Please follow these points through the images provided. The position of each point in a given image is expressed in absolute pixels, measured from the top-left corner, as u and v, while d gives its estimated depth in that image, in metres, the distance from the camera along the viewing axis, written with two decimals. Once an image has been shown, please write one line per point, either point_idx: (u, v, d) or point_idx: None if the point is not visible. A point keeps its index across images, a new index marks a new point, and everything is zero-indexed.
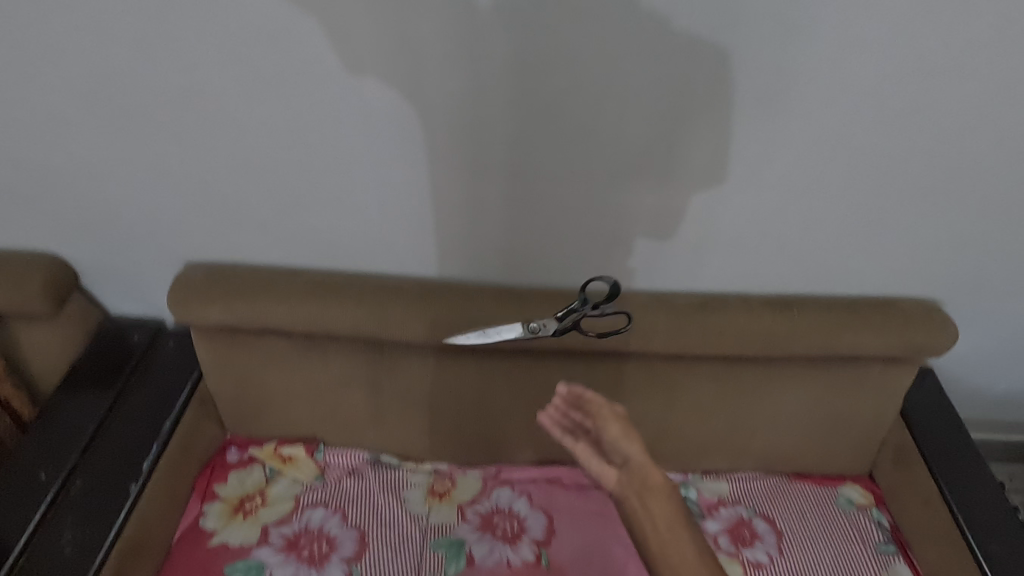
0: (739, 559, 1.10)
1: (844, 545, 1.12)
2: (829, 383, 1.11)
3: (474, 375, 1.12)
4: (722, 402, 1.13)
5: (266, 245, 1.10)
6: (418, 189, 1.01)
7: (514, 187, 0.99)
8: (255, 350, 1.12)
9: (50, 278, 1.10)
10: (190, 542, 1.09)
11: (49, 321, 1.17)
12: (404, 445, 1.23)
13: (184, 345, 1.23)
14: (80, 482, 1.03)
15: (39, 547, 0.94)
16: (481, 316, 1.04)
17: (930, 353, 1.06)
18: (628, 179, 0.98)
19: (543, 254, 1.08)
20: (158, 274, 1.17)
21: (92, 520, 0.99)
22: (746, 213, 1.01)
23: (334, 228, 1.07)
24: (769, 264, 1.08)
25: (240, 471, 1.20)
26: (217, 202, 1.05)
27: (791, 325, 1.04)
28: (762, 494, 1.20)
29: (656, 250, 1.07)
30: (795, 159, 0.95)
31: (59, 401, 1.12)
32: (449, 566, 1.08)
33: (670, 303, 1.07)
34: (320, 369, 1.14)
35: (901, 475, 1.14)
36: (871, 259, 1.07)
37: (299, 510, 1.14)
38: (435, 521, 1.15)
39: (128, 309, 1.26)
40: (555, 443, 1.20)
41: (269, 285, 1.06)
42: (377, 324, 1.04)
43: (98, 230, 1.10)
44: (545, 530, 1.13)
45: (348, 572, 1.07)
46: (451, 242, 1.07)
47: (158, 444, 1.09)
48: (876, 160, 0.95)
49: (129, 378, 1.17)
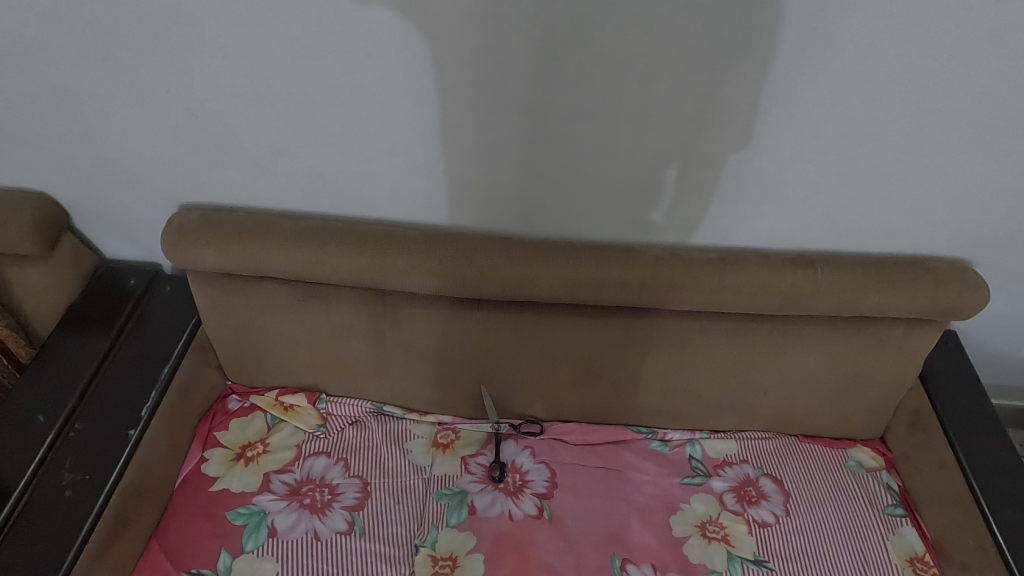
0: (744, 517, 1.09)
1: (852, 507, 1.10)
2: (848, 345, 1.07)
3: (479, 328, 1.08)
4: (736, 361, 1.10)
5: (263, 188, 1.05)
6: (422, 129, 0.94)
7: (526, 129, 0.93)
8: (254, 297, 1.08)
9: (39, 216, 1.06)
10: (192, 487, 1.08)
11: (42, 262, 1.12)
12: (407, 397, 1.20)
13: (182, 291, 1.21)
14: (79, 425, 1.02)
15: (40, 488, 0.94)
16: (488, 266, 0.99)
17: (957, 317, 1.01)
18: (649, 122, 0.91)
19: (554, 203, 1.03)
20: (152, 216, 1.12)
21: (93, 464, 0.98)
22: (772, 162, 0.95)
23: (333, 170, 1.01)
24: (793, 218, 1.02)
25: (242, 418, 1.18)
26: (210, 140, 0.99)
27: (813, 282, 0.99)
28: (769, 454, 1.18)
29: (674, 200, 1.01)
30: (831, 103, 0.88)
31: (56, 344, 1.10)
32: (450, 516, 1.08)
33: (687, 257, 1.02)
34: (321, 319, 1.10)
35: (916, 439, 1.11)
36: (903, 214, 1.01)
37: (301, 459, 1.14)
38: (438, 472, 1.13)
39: (123, 253, 1.22)
40: (562, 399, 1.17)
41: (266, 229, 1.01)
42: (378, 273, 1.00)
43: (88, 168, 1.05)
44: (548, 484, 1.12)
45: (349, 520, 1.06)
46: (456, 188, 1.02)
47: (157, 390, 1.08)
48: (918, 107, 0.88)
49: (126, 322, 1.14)
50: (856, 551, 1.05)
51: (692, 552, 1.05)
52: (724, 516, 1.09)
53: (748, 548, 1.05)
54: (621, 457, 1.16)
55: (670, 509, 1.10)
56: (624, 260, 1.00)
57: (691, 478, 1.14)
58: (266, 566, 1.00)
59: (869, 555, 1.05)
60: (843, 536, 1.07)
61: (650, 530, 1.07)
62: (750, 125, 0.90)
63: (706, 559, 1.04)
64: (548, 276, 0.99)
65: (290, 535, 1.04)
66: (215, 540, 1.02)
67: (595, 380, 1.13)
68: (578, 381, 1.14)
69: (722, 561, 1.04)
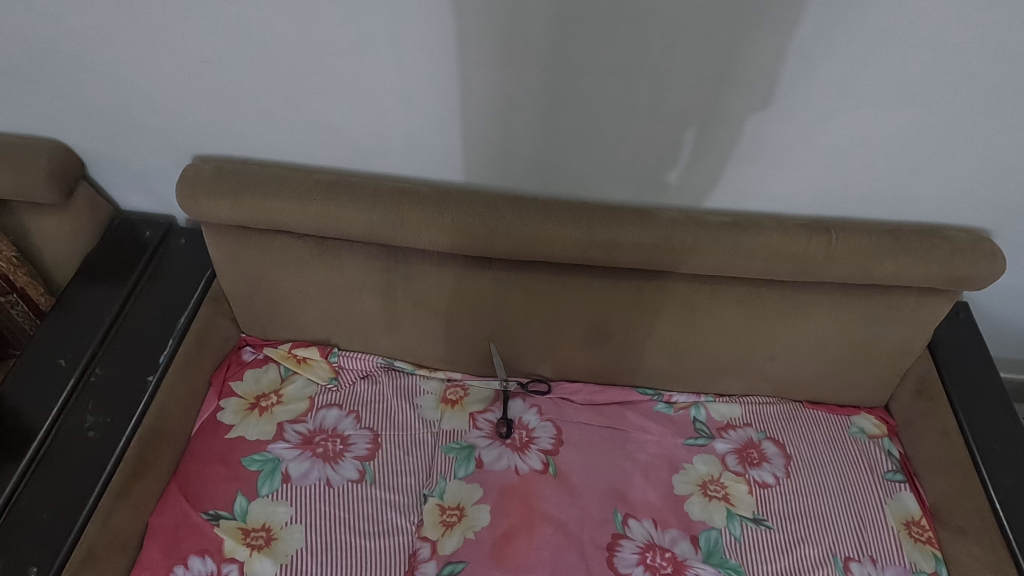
0: (745, 478, 1.11)
1: (852, 471, 1.12)
2: (858, 313, 1.07)
3: (490, 287, 1.09)
4: (745, 326, 1.10)
5: (277, 140, 1.05)
6: (437, 81, 0.93)
7: (543, 84, 0.91)
8: (267, 250, 1.09)
9: (55, 163, 1.06)
10: (208, 434, 1.11)
11: (59, 210, 1.13)
12: (417, 353, 1.22)
13: (196, 243, 1.22)
14: (100, 370, 1.05)
15: (65, 429, 0.98)
16: (501, 224, 0.99)
17: (970, 287, 1.00)
18: (669, 79, 0.89)
19: (569, 162, 1.02)
20: (167, 166, 1.13)
21: (114, 408, 1.02)
22: (793, 123, 0.93)
23: (348, 123, 1.00)
24: (811, 181, 1.01)
25: (256, 369, 1.21)
26: (224, 89, 0.98)
27: (827, 248, 0.98)
28: (773, 418, 1.19)
29: (690, 162, 1.00)
30: (858, 61, 0.85)
31: (75, 292, 1.12)
32: (458, 468, 1.11)
33: (700, 219, 1.01)
34: (334, 274, 1.11)
35: (920, 407, 1.12)
36: (924, 180, 0.99)
37: (314, 410, 1.17)
38: (447, 426, 1.16)
39: (138, 204, 1.23)
40: (570, 359, 1.18)
41: (280, 182, 1.02)
42: (391, 229, 1.00)
43: (102, 115, 1.05)
44: (553, 440, 1.14)
45: (361, 469, 1.10)
46: (471, 143, 1.01)
47: (174, 339, 1.11)
48: (948, 69, 0.85)
49: (143, 272, 1.16)
50: (854, 513, 1.08)
51: (692, 508, 1.08)
52: (725, 476, 1.11)
53: (748, 507, 1.08)
54: (627, 417, 1.18)
55: (672, 468, 1.12)
56: (637, 221, 1.00)
57: (695, 439, 1.16)
58: (281, 509, 1.04)
59: (866, 517, 1.07)
60: (842, 498, 1.09)
61: (652, 487, 1.10)
62: (772, 84, 0.88)
63: (706, 516, 1.07)
64: (560, 236, 0.98)
65: (303, 481, 1.07)
66: (232, 483, 1.06)
67: (603, 341, 1.14)
68: (587, 341, 1.15)
69: (722, 518, 1.07)
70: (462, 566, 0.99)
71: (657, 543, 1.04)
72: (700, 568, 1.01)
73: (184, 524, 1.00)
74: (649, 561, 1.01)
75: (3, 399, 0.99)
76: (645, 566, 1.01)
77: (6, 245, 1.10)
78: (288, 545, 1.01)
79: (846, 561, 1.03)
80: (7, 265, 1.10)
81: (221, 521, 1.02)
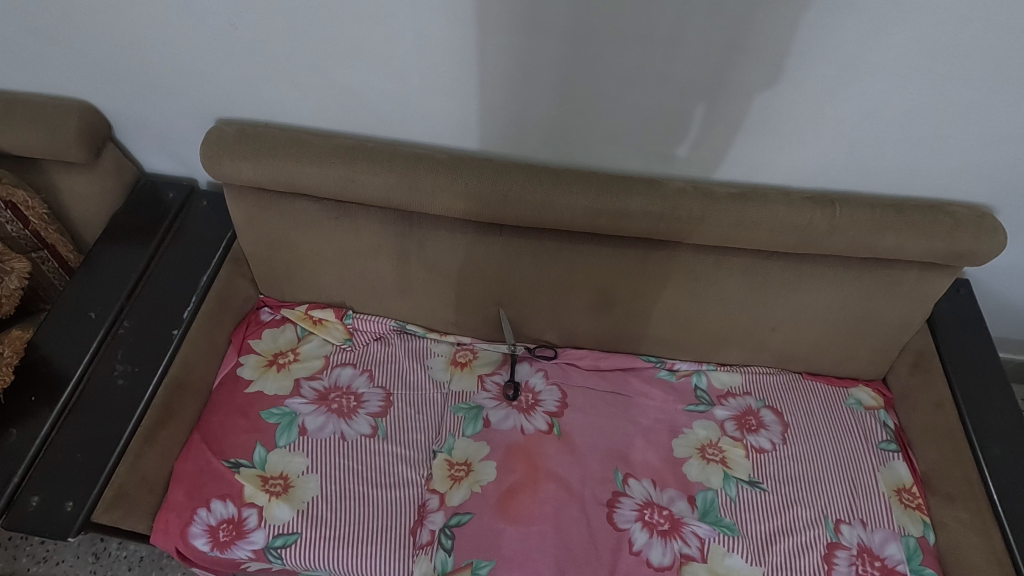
0: (742, 443, 1.15)
1: (847, 440, 1.16)
2: (859, 287, 1.10)
3: (501, 253, 1.13)
4: (748, 297, 1.13)
5: (298, 104, 1.09)
6: (454, 46, 0.95)
7: (558, 52, 0.93)
8: (286, 212, 1.13)
9: (84, 123, 1.11)
10: (229, 388, 1.16)
11: (88, 169, 1.18)
12: (429, 317, 1.26)
13: (217, 206, 1.26)
14: (128, 323, 1.10)
15: (95, 378, 1.04)
16: (513, 191, 1.02)
17: (970, 262, 1.02)
18: (680, 49, 0.91)
19: (581, 131, 1.05)
20: (191, 129, 1.17)
21: (141, 359, 1.07)
22: (802, 95, 0.95)
23: (366, 88, 1.03)
24: (817, 154, 1.03)
25: (274, 329, 1.26)
26: (247, 53, 1.01)
27: (830, 221, 1.01)
28: (772, 388, 1.23)
29: (699, 135, 1.02)
30: (869, 33, 0.86)
31: (103, 249, 1.17)
32: (467, 427, 1.15)
33: (707, 191, 1.03)
34: (350, 237, 1.14)
35: (917, 380, 1.16)
36: (929, 154, 1.01)
37: (329, 368, 1.22)
38: (456, 387, 1.21)
39: (162, 167, 1.28)
40: (577, 326, 1.22)
41: (300, 145, 1.05)
42: (406, 193, 1.03)
43: (129, 77, 1.09)
44: (558, 403, 1.18)
45: (373, 425, 1.15)
46: (486, 110, 1.04)
47: (197, 295, 1.16)
48: (959, 42, 0.86)
49: (167, 233, 1.21)
50: (847, 479, 1.12)
51: (690, 470, 1.12)
52: (723, 441, 1.16)
53: (744, 470, 1.12)
54: (630, 383, 1.22)
55: (672, 432, 1.17)
56: (646, 191, 1.02)
57: (695, 406, 1.20)
58: (297, 460, 1.10)
59: (858, 482, 1.11)
60: (836, 465, 1.13)
61: (652, 450, 1.14)
62: (783, 55, 0.90)
63: (704, 478, 1.11)
64: (569, 204, 1.01)
65: (319, 434, 1.13)
66: (251, 434, 1.11)
67: (609, 308, 1.18)
68: (593, 308, 1.18)
69: (719, 480, 1.11)
70: (468, 517, 1.04)
71: (656, 502, 1.08)
72: (696, 525, 1.06)
73: (206, 470, 1.06)
74: (648, 518, 1.06)
75: (37, 349, 1.04)
76: (643, 523, 1.05)
77: (37, 202, 1.14)
78: (304, 493, 1.06)
79: (837, 524, 1.07)
80: (39, 221, 1.14)
81: (241, 468, 1.07)
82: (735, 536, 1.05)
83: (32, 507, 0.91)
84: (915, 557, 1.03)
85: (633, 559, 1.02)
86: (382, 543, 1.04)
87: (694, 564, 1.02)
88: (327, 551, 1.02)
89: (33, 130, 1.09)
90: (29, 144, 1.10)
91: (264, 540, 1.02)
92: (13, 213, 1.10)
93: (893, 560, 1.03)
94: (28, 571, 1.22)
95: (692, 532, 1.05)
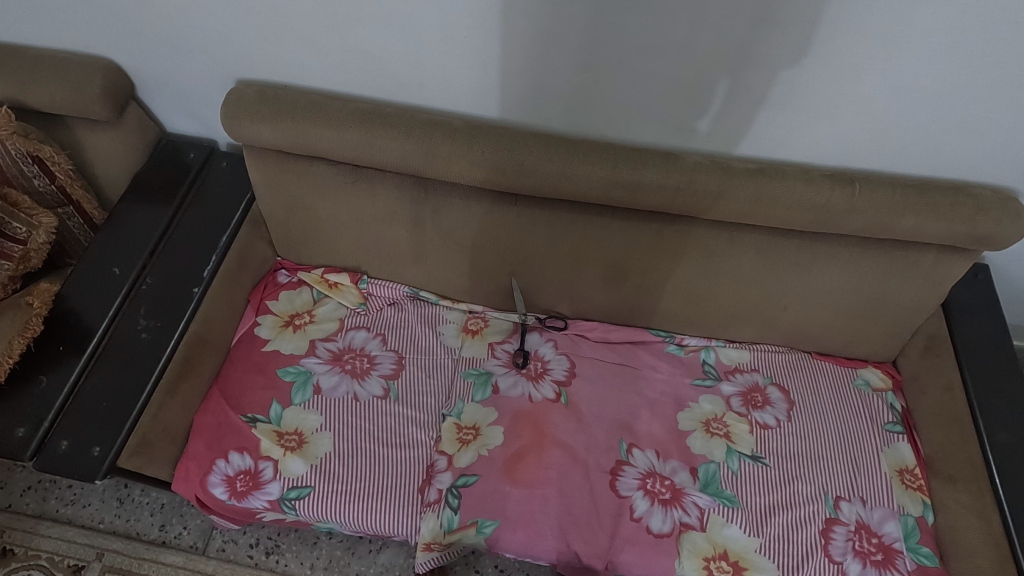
0: (747, 419, 1.17)
1: (853, 421, 1.16)
2: (874, 268, 1.09)
3: (515, 223, 1.13)
4: (761, 275, 1.13)
5: (318, 67, 1.09)
6: (474, 10, 0.93)
7: (580, 19, 0.92)
8: (304, 175, 1.14)
9: (108, 80, 1.12)
10: (247, 346, 1.20)
11: (111, 127, 1.20)
12: (442, 285, 1.28)
13: (237, 168, 1.28)
14: (150, 279, 1.13)
15: (119, 330, 1.07)
16: (529, 160, 1.02)
17: (991, 247, 1.01)
18: (704, 19, 0.89)
19: (600, 101, 1.04)
20: (212, 89, 1.18)
21: (164, 314, 1.10)
22: (829, 71, 0.93)
23: (386, 51, 1.03)
24: (841, 132, 1.02)
25: (290, 291, 1.28)
26: (267, 13, 1.01)
27: (849, 199, 0.99)
28: (781, 366, 1.24)
29: (719, 109, 1.01)
30: (901, 8, 0.84)
31: (126, 207, 1.20)
32: (476, 393, 1.18)
33: (725, 165, 1.02)
34: (366, 202, 1.15)
35: (927, 364, 1.16)
36: (956, 135, 0.99)
37: (343, 331, 1.25)
38: (467, 353, 1.23)
39: (183, 127, 1.30)
40: (588, 298, 1.23)
41: (319, 108, 1.05)
42: (423, 160, 1.04)
43: (151, 34, 1.09)
44: (566, 372, 1.20)
45: (385, 387, 1.18)
46: (504, 78, 1.03)
47: (217, 255, 1.18)
48: (998, 19, 0.83)
49: (188, 192, 1.23)
50: (849, 458, 1.13)
51: (693, 443, 1.14)
52: (728, 416, 1.17)
53: (747, 445, 1.14)
54: (638, 355, 1.24)
55: (678, 406, 1.18)
56: (663, 163, 1.02)
57: (702, 380, 1.22)
58: (312, 417, 1.13)
59: (860, 462, 1.12)
60: (840, 445, 1.14)
61: (658, 422, 1.16)
62: (812, 29, 0.87)
63: (706, 451, 1.13)
64: (586, 175, 1.01)
65: (333, 394, 1.16)
66: (268, 391, 1.15)
67: (621, 281, 1.18)
68: (604, 281, 1.19)
69: (721, 454, 1.13)
70: (475, 479, 1.07)
71: (658, 471, 1.11)
72: (696, 496, 1.08)
73: (225, 424, 1.10)
74: (649, 487, 1.09)
75: (64, 301, 1.08)
76: (644, 491, 1.08)
77: (63, 158, 1.16)
78: (318, 448, 1.10)
79: (836, 500, 1.08)
80: (65, 177, 1.16)
81: (258, 423, 1.11)
82: (735, 508, 1.08)
83: (62, 450, 0.96)
84: (912, 535, 1.05)
85: (633, 525, 1.05)
86: (392, 500, 1.08)
87: (693, 533, 1.05)
88: (338, 504, 1.07)
89: (59, 87, 1.11)
90: (55, 100, 1.12)
91: (279, 491, 1.06)
92: (40, 168, 1.13)
93: (891, 537, 1.05)
94: (57, 512, 1.29)
95: (693, 502, 1.08)
